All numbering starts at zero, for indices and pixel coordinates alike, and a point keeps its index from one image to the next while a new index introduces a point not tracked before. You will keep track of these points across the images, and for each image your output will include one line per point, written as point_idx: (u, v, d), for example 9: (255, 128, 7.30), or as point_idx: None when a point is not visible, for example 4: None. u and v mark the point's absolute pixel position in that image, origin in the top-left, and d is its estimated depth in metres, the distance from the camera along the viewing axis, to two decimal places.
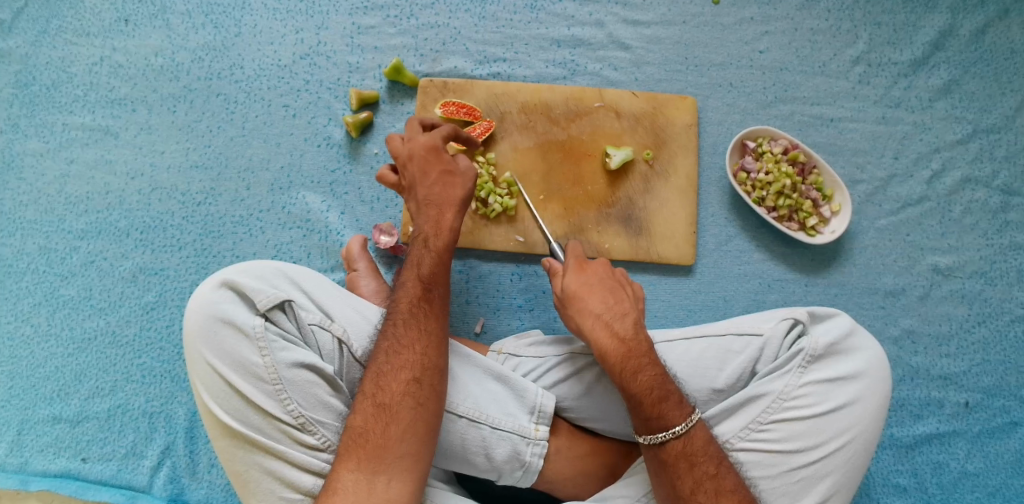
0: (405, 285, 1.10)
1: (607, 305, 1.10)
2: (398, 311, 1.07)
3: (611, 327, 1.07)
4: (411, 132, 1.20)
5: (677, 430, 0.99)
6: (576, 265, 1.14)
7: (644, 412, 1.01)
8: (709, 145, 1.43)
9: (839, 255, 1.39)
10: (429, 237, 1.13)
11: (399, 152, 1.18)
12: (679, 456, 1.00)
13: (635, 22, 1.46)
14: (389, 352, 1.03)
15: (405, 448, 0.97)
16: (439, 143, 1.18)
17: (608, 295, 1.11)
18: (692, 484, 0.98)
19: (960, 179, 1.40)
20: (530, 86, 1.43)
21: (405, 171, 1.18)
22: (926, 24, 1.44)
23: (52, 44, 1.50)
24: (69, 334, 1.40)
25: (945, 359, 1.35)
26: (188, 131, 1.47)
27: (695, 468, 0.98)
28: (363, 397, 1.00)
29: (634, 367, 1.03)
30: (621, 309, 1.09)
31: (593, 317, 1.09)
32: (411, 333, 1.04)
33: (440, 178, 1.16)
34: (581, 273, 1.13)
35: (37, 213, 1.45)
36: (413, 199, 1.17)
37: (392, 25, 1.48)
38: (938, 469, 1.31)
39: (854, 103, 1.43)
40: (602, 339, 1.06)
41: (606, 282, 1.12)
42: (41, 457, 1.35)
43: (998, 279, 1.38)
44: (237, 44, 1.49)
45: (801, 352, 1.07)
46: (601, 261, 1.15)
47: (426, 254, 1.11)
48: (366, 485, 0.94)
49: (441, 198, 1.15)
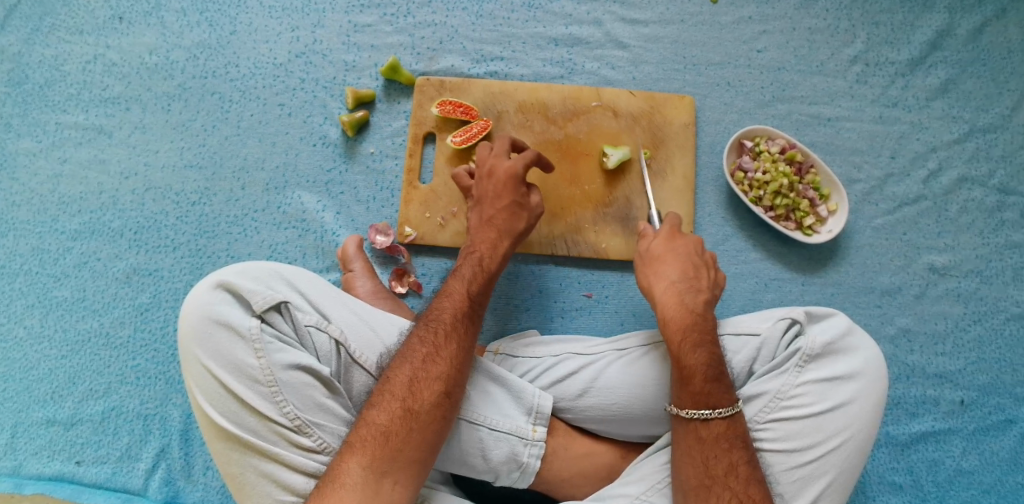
0: (451, 296, 1.12)
1: (685, 276, 1.11)
2: (442, 319, 1.08)
3: (683, 297, 1.08)
4: (500, 152, 1.27)
5: (723, 411, 1.00)
6: (668, 232, 1.16)
7: (693, 385, 1.01)
8: (707, 144, 1.42)
9: (835, 254, 1.39)
10: (485, 257, 1.19)
11: (486, 166, 1.26)
12: (721, 436, 1.00)
13: (632, 21, 1.46)
14: (426, 359, 1.03)
15: (418, 454, 0.97)
16: (520, 174, 1.24)
17: (687, 270, 1.12)
18: (727, 465, 0.98)
19: (957, 178, 1.40)
20: (526, 85, 1.42)
21: (482, 182, 1.25)
22: (923, 24, 1.44)
23: (45, 43, 1.48)
24: (63, 335, 1.39)
25: (940, 358, 1.36)
26: (182, 130, 1.46)
27: (733, 451, 0.99)
28: (391, 397, 1.00)
29: (693, 341, 1.04)
30: (697, 284, 1.10)
31: (668, 284, 1.10)
32: (452, 346, 1.05)
33: (509, 207, 1.23)
34: (670, 241, 1.15)
35: (30, 212, 1.43)
36: (478, 214, 1.24)
37: (388, 24, 1.47)
38: (933, 466, 1.32)
39: (851, 102, 1.43)
40: (671, 306, 1.08)
41: (689, 258, 1.13)
42: (35, 460, 1.34)
43: (994, 278, 1.38)
44: (232, 42, 1.48)
45: (799, 351, 1.07)
46: (692, 239, 1.15)
47: (480, 274, 1.16)
48: (373, 485, 0.93)
49: (504, 225, 1.22)
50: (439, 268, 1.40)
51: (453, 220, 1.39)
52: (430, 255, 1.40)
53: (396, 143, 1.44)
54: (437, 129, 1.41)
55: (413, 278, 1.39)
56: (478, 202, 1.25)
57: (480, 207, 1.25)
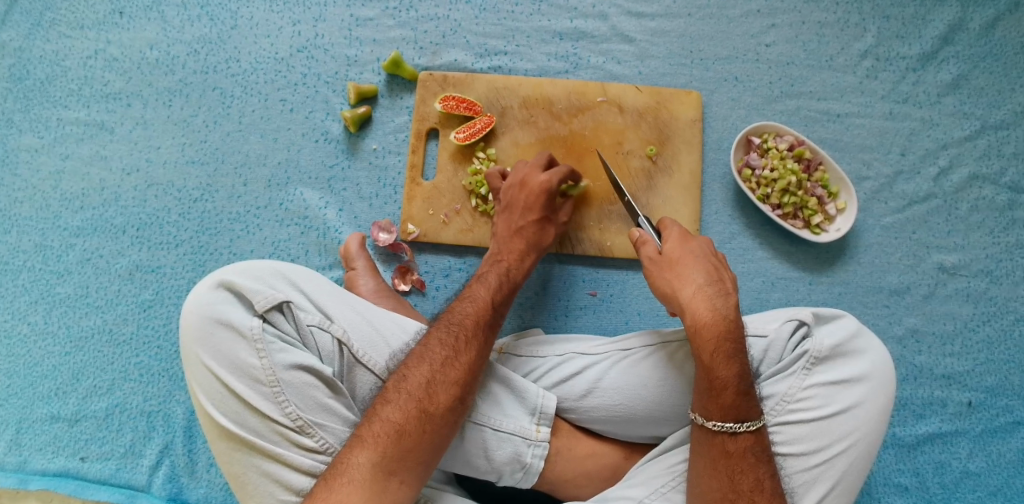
0: (474, 302, 1.12)
1: (710, 279, 1.07)
2: (464, 325, 1.07)
3: (713, 302, 1.05)
4: (535, 165, 1.28)
5: (751, 425, 0.99)
6: (681, 233, 1.12)
7: (721, 399, 0.99)
8: (714, 141, 1.40)
9: (843, 253, 1.37)
10: (512, 268, 1.20)
11: (517, 176, 1.27)
12: (747, 450, 0.99)
13: (638, 14, 1.44)
14: (445, 363, 1.02)
15: (427, 455, 0.97)
16: (553, 190, 1.25)
17: (711, 272, 1.09)
18: (753, 481, 0.97)
19: (967, 176, 1.38)
20: (531, 80, 1.40)
21: (512, 192, 1.26)
22: (935, 17, 1.42)
23: (46, 37, 1.47)
24: (67, 332, 1.39)
25: (949, 359, 1.34)
26: (184, 125, 1.44)
27: (759, 466, 0.98)
28: (407, 397, 0.99)
29: (726, 352, 1.01)
30: (724, 287, 1.07)
31: (695, 288, 1.06)
32: (472, 353, 1.05)
33: (538, 221, 1.24)
34: (684, 244, 1.12)
35: (32, 209, 1.43)
36: (504, 224, 1.26)
37: (391, 17, 1.45)
38: (940, 468, 1.31)
39: (861, 98, 1.41)
40: (703, 313, 1.04)
41: (709, 260, 1.10)
42: (40, 455, 1.35)
43: (1004, 278, 1.36)
44: (233, 36, 1.46)
45: (806, 353, 1.06)
46: (705, 240, 1.13)
47: (505, 284, 1.17)
48: (382, 482, 0.92)
49: (532, 241, 1.24)
50: (443, 266, 1.39)
51: (456, 217, 1.38)
52: (434, 253, 1.39)
53: (399, 139, 1.43)
54: (440, 125, 1.40)
55: (416, 276, 1.38)
56: (506, 208, 1.26)
57: (509, 214, 1.26)
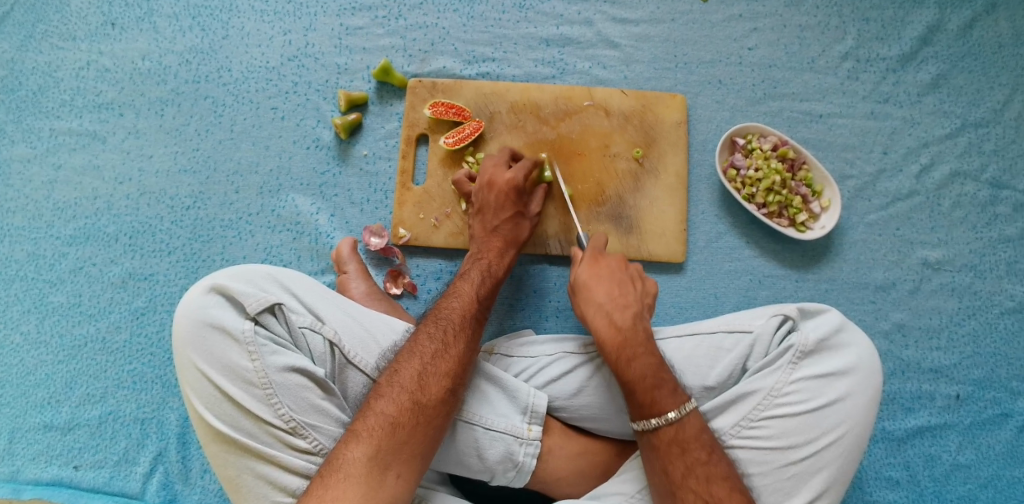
0: (460, 297, 1.16)
1: (610, 296, 1.15)
2: (451, 319, 1.11)
3: (610, 318, 1.12)
4: (500, 163, 1.31)
5: (670, 417, 1.02)
6: (589, 256, 1.20)
7: (637, 398, 1.04)
8: (699, 142, 1.42)
9: (829, 251, 1.39)
10: (492, 263, 1.24)
11: (485, 176, 1.30)
12: (671, 441, 1.02)
13: (623, 20, 1.47)
14: (434, 355, 1.05)
15: (421, 447, 0.99)
16: (520, 184, 1.28)
17: (614, 288, 1.16)
18: (682, 469, 1.00)
19: (949, 173, 1.40)
20: (519, 86, 1.42)
21: (482, 193, 1.29)
22: (914, 19, 1.45)
23: (38, 49, 1.49)
24: (59, 341, 1.40)
25: (935, 353, 1.36)
26: (175, 134, 1.46)
27: (686, 454, 1.00)
28: (399, 389, 1.01)
29: (627, 357, 1.08)
30: (624, 302, 1.14)
31: (595, 306, 1.14)
32: (461, 347, 1.08)
33: (513, 217, 1.28)
34: (594, 266, 1.19)
35: (25, 218, 1.44)
36: (481, 222, 1.29)
37: (380, 26, 1.48)
38: (930, 461, 1.32)
39: (843, 98, 1.43)
40: (600, 327, 1.12)
41: (616, 276, 1.18)
42: (32, 465, 1.34)
43: (988, 272, 1.38)
44: (224, 46, 1.48)
45: (792, 348, 1.08)
46: (615, 257, 1.20)
47: (488, 279, 1.21)
48: (378, 477, 0.94)
49: (510, 235, 1.27)
50: (434, 269, 1.40)
51: (447, 220, 1.39)
52: (425, 257, 1.41)
53: (389, 145, 1.44)
54: (430, 130, 1.42)
55: (408, 279, 1.40)
56: (480, 210, 1.29)
57: (482, 215, 1.29)
